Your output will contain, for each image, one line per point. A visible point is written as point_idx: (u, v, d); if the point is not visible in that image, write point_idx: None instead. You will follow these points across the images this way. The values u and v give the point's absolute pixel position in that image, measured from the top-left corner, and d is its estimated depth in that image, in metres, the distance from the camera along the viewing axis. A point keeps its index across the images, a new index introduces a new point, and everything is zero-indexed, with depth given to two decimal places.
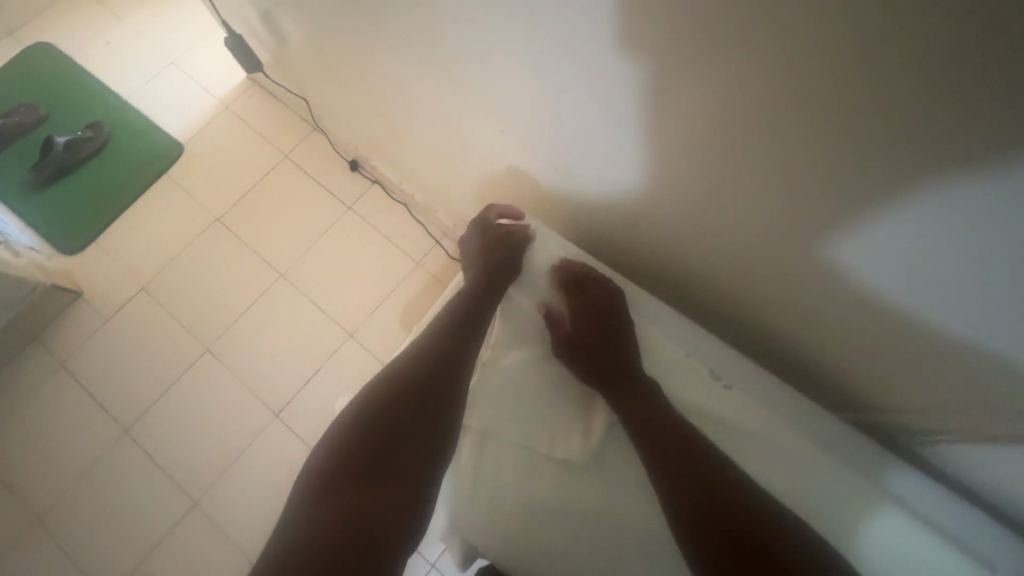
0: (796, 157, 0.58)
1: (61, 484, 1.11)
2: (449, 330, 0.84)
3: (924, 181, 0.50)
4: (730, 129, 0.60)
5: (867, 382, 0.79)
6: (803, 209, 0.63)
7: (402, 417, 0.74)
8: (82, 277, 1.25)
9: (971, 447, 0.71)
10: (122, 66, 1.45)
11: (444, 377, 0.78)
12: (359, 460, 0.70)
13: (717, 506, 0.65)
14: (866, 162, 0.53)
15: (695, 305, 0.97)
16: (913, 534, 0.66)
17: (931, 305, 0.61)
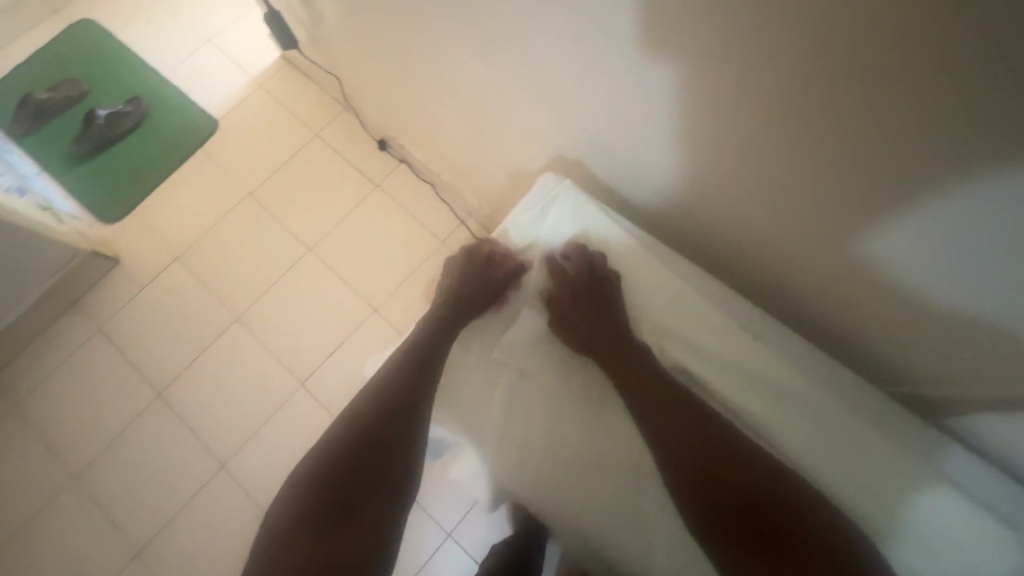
0: (825, 127, 0.49)
1: (101, 439, 1.20)
2: (400, 360, 0.68)
3: (965, 138, 0.41)
4: (752, 96, 0.51)
5: (905, 360, 0.64)
6: (835, 177, 0.52)
7: (354, 465, 0.60)
8: (120, 243, 1.33)
9: (998, 419, 0.59)
10: (162, 45, 1.51)
11: (400, 416, 0.63)
12: (326, 511, 0.58)
13: (722, 471, 0.55)
14: (901, 131, 0.44)
15: (701, 254, 0.78)
16: (927, 496, 0.56)
17: (938, 278, 0.53)
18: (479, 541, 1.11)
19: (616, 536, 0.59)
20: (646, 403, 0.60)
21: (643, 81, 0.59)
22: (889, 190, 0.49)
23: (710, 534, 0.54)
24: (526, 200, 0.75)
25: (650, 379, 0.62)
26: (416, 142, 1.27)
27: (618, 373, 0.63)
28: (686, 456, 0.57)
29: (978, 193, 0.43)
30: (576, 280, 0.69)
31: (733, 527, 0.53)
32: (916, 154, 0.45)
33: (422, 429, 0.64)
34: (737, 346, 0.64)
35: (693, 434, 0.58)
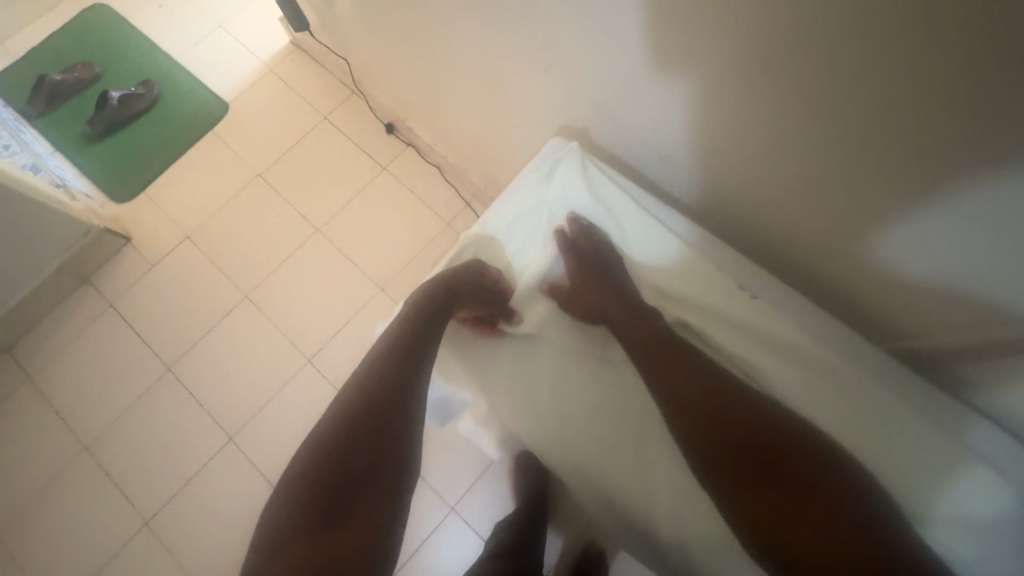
0: (808, 96, 0.51)
1: (111, 412, 1.22)
2: (385, 362, 0.67)
3: (939, 102, 0.43)
4: (739, 67, 0.53)
5: (904, 322, 0.65)
6: (820, 146, 0.55)
7: (345, 470, 0.61)
8: (132, 223, 1.36)
9: (991, 378, 0.61)
10: (174, 30, 1.53)
11: (388, 417, 0.64)
12: (321, 517, 0.59)
13: (730, 436, 0.58)
14: (878, 99, 0.47)
15: (715, 221, 0.76)
16: (914, 450, 0.59)
17: (935, 254, 0.54)
18: (481, 516, 1.13)
19: (617, 478, 0.63)
20: (656, 369, 0.63)
21: (639, 53, 0.61)
22: (873, 157, 0.52)
23: (729, 498, 0.57)
24: (535, 163, 0.78)
25: (663, 352, 0.64)
26: (424, 125, 1.29)
27: (630, 343, 0.66)
28: (705, 426, 0.59)
29: (966, 163, 0.46)
30: (581, 252, 0.71)
31: (747, 491, 0.56)
32: (906, 126, 0.47)
33: (410, 429, 0.65)
34: (736, 304, 0.67)
35: (711, 407, 0.60)
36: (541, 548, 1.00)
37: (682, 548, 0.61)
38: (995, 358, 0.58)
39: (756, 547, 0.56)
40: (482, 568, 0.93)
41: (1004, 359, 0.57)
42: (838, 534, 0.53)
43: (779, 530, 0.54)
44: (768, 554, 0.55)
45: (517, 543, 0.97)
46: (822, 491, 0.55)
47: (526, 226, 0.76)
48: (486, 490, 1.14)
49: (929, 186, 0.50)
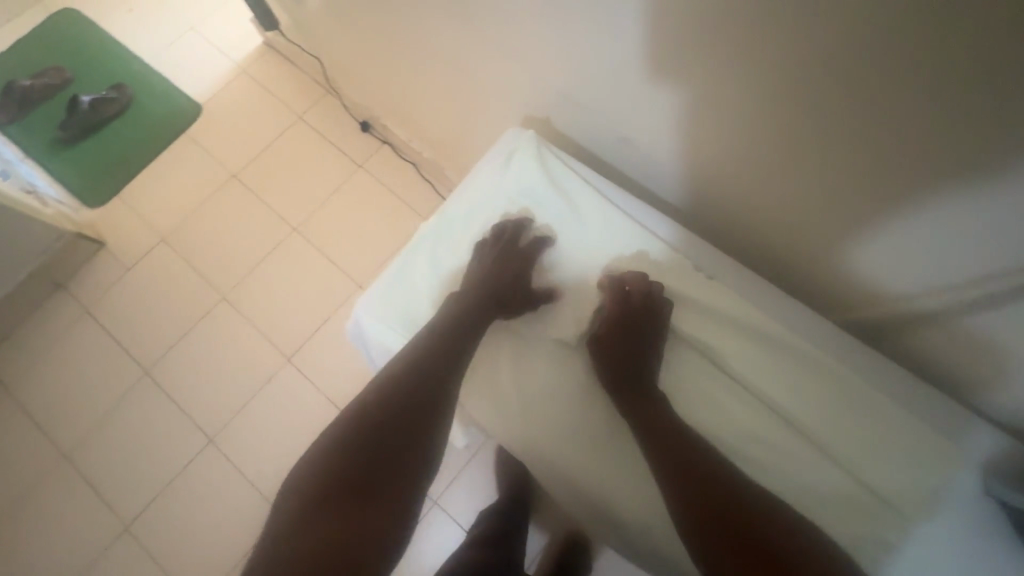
0: (746, 76, 0.52)
1: (89, 418, 1.21)
2: (432, 339, 0.64)
3: (866, 74, 0.44)
4: (680, 49, 0.54)
5: (859, 295, 0.65)
6: (762, 125, 0.55)
7: (377, 447, 0.56)
8: (106, 226, 1.35)
9: (945, 345, 0.61)
10: (145, 33, 1.52)
11: (427, 399, 0.60)
12: (344, 495, 0.53)
13: (703, 482, 0.56)
14: (809, 75, 0.48)
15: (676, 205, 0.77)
16: (871, 424, 0.59)
17: (924, 252, 0.54)
18: (464, 508, 1.13)
19: (577, 462, 0.63)
20: (639, 413, 0.61)
21: (590, 37, 0.62)
22: (812, 132, 0.52)
23: (704, 548, 0.54)
24: (492, 152, 0.76)
25: (656, 411, 0.61)
26: (399, 122, 1.29)
27: (630, 407, 0.61)
28: (666, 459, 0.58)
29: (897, 132, 0.46)
30: (626, 310, 0.64)
31: (720, 544, 0.53)
32: (841, 99, 0.47)
33: (445, 416, 0.61)
34: (692, 285, 0.67)
35: (673, 438, 0.59)
36: (521, 536, 1.00)
37: (643, 529, 0.61)
38: (947, 323, 0.58)
39: None
40: (463, 555, 0.93)
41: (961, 325, 0.57)
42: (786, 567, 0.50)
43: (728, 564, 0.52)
44: None
45: (499, 533, 0.98)
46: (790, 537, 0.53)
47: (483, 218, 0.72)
48: (469, 482, 1.15)
49: (871, 154, 0.50)
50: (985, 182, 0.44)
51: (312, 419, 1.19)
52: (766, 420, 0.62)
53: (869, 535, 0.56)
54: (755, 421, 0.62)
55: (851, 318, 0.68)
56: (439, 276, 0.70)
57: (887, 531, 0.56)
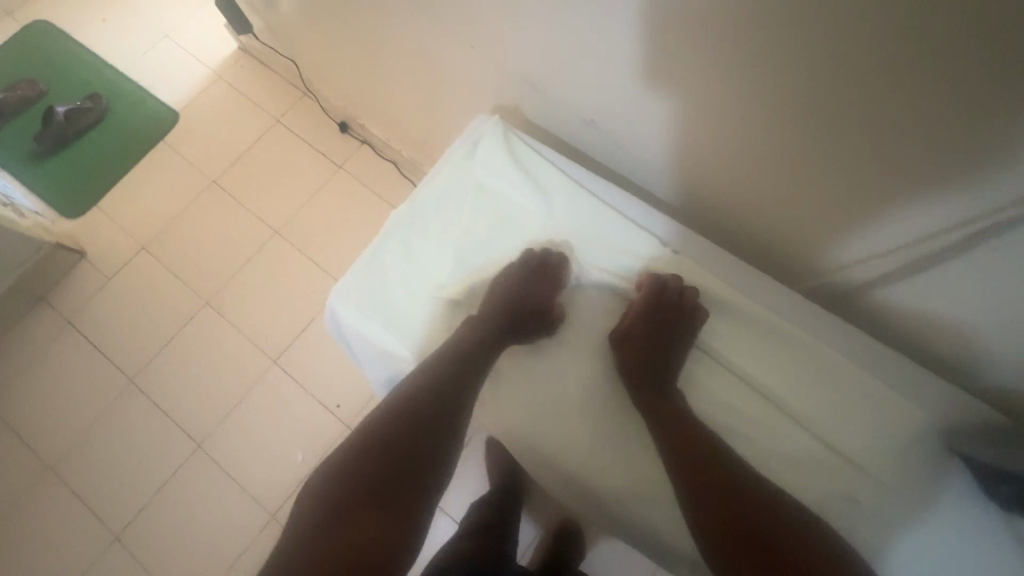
0: (697, 51, 0.52)
1: (74, 429, 1.21)
2: (451, 350, 0.64)
3: (810, 42, 0.45)
4: (634, 26, 0.55)
5: (825, 259, 0.65)
6: (718, 100, 0.56)
7: (395, 460, 0.57)
8: (85, 237, 1.34)
9: (911, 303, 0.60)
10: (119, 42, 1.52)
11: (444, 413, 0.60)
12: (362, 506, 0.54)
13: (711, 465, 0.56)
14: (755, 47, 0.48)
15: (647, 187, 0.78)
16: (841, 392, 0.60)
17: (889, 208, 0.53)
18: (456, 500, 1.14)
19: (554, 444, 0.63)
20: (654, 402, 0.61)
21: (549, 19, 0.62)
22: (765, 105, 0.53)
23: (709, 526, 0.54)
24: (458, 141, 0.75)
25: (673, 406, 0.60)
26: (376, 121, 1.29)
27: (646, 399, 0.61)
28: (675, 442, 0.58)
29: (846, 97, 0.47)
30: (659, 313, 0.64)
31: (727, 524, 0.53)
32: (789, 68, 0.48)
33: (461, 431, 0.61)
34: (661, 263, 0.67)
35: (680, 423, 0.59)
36: (513, 525, 1.01)
37: (620, 508, 0.61)
38: (909, 279, 0.58)
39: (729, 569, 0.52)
40: (455, 543, 0.93)
41: (924, 278, 0.57)
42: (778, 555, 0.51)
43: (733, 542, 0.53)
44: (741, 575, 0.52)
45: (491, 522, 0.98)
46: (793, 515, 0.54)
47: (452, 204, 0.72)
48: (461, 475, 1.15)
49: (822, 121, 0.51)
50: (932, 139, 0.45)
51: (300, 420, 1.19)
52: (736, 392, 0.63)
53: (837, 494, 0.57)
54: (725, 394, 0.62)
55: (817, 283, 0.69)
56: (417, 266, 0.70)
57: (854, 490, 0.57)
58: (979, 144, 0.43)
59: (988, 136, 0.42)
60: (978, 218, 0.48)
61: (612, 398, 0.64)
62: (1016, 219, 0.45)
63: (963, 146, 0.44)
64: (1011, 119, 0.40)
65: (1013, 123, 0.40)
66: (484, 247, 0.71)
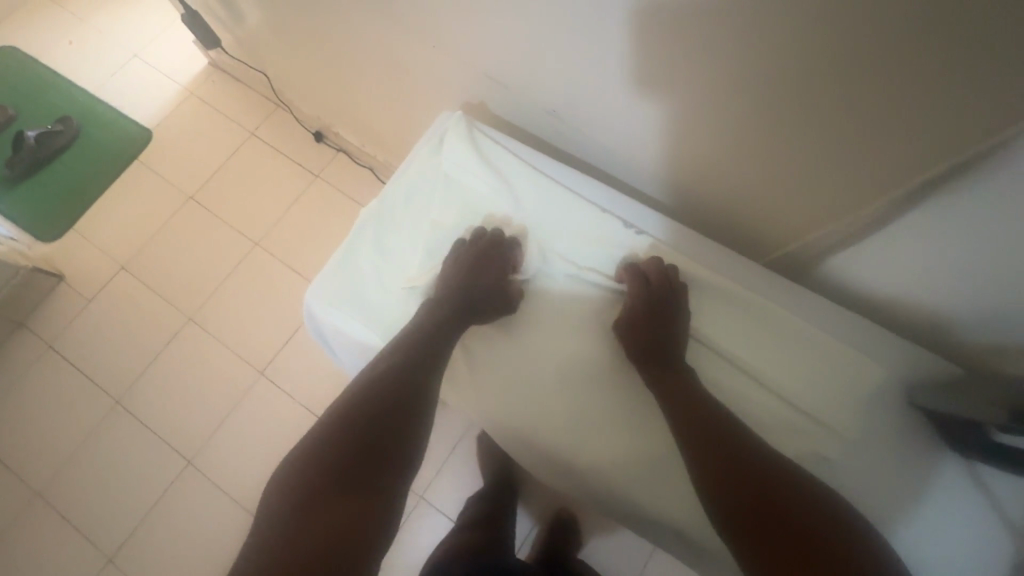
0: (648, 36, 0.54)
1: (61, 454, 1.19)
2: (413, 340, 0.65)
3: (750, 21, 0.47)
4: (587, 16, 0.56)
5: (785, 229, 0.68)
6: (672, 84, 0.58)
7: (364, 445, 0.57)
8: (63, 260, 1.33)
9: (868, 265, 0.63)
10: (88, 64, 1.52)
11: (408, 399, 0.61)
12: (334, 493, 0.54)
13: (716, 438, 0.58)
14: (700, 29, 0.50)
15: (614, 174, 0.80)
16: (809, 358, 0.62)
17: (841, 173, 0.56)
18: (450, 498, 1.14)
19: (536, 426, 0.64)
20: (658, 379, 0.62)
21: (506, 13, 0.64)
22: (716, 84, 0.55)
23: (717, 497, 0.56)
24: (424, 138, 0.77)
25: (680, 382, 0.62)
26: (350, 128, 1.30)
27: (654, 377, 0.62)
28: (684, 417, 0.59)
29: (789, 71, 0.49)
30: (654, 297, 0.65)
31: (734, 493, 0.55)
32: (733, 48, 0.50)
33: (427, 417, 0.62)
34: (630, 245, 0.69)
35: (688, 398, 0.60)
36: (509, 519, 1.02)
37: (604, 484, 0.63)
38: (864, 240, 0.60)
39: (735, 536, 0.54)
40: (451, 539, 0.94)
41: (880, 238, 0.59)
42: (785, 519, 0.52)
43: (738, 509, 0.54)
44: (747, 540, 0.53)
45: (486, 516, 0.99)
46: (796, 481, 0.55)
47: (421, 199, 0.74)
48: (453, 474, 1.16)
49: (765, 94, 0.53)
50: (866, 102, 0.48)
51: (290, 429, 1.19)
52: (708, 365, 0.65)
53: (807, 452, 0.59)
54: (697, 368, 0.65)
55: (781, 254, 0.71)
56: (388, 261, 0.71)
57: (825, 448, 0.59)
58: (908, 104, 0.46)
59: (919, 97, 0.45)
60: (917, 174, 0.51)
61: (588, 377, 0.65)
62: (948, 173, 0.48)
63: (894, 107, 0.47)
64: (938, 79, 0.43)
65: (935, 82, 0.43)
66: (451, 238, 0.72)
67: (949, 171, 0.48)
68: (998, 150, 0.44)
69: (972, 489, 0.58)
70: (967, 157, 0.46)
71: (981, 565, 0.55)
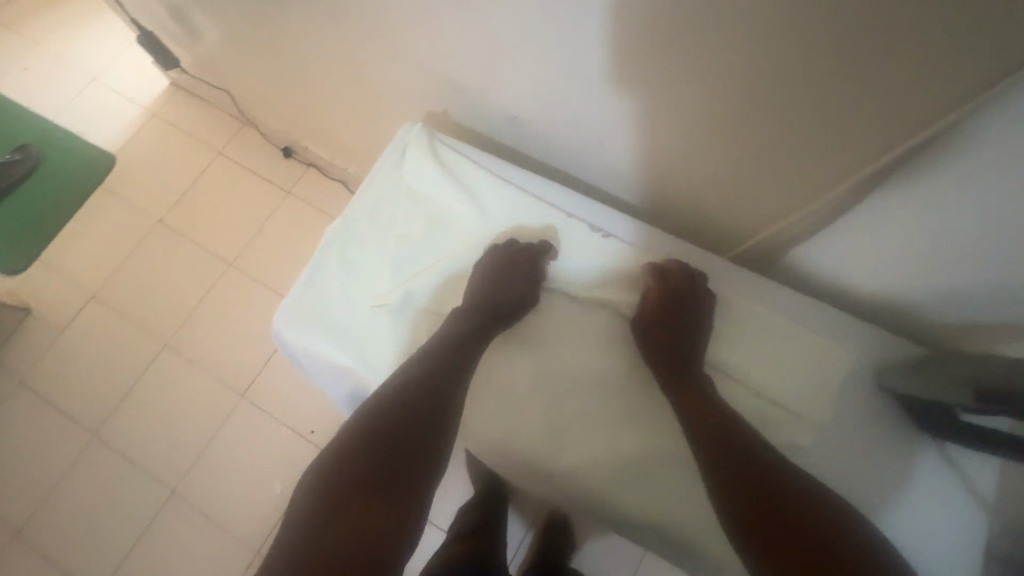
0: (605, 37, 0.54)
1: (40, 491, 1.16)
2: (442, 344, 0.64)
3: (702, 19, 0.47)
4: (545, 20, 0.56)
5: (750, 223, 0.68)
6: (631, 84, 0.58)
7: (389, 453, 0.56)
8: (30, 293, 1.30)
9: (831, 255, 0.64)
10: (45, 90, 1.48)
11: (433, 406, 0.60)
12: (356, 499, 0.54)
13: (723, 433, 0.58)
14: (657, 28, 0.50)
15: (581, 177, 0.80)
16: (781, 349, 0.63)
17: (802, 163, 0.56)
18: (445, 512, 1.16)
19: (516, 436, 0.64)
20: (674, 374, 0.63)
21: (464, 20, 0.63)
22: (673, 83, 0.55)
23: (722, 492, 0.55)
24: (386, 152, 0.76)
25: (694, 379, 0.63)
26: (319, 142, 1.29)
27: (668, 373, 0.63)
28: (690, 412, 0.60)
29: (744, 65, 0.50)
30: (677, 295, 0.65)
31: (738, 486, 0.55)
32: (685, 48, 0.51)
33: (453, 428, 0.61)
34: (596, 247, 0.69)
35: (693, 395, 0.61)
36: (500, 527, 1.01)
37: (590, 491, 0.62)
38: (826, 227, 0.61)
39: (740, 531, 0.53)
40: (443, 551, 0.92)
41: (846, 224, 0.59)
42: (787, 514, 0.52)
43: (744, 503, 0.54)
44: (752, 535, 0.52)
45: (476, 525, 0.98)
46: (799, 477, 0.55)
47: (386, 213, 0.73)
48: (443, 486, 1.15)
49: (718, 88, 0.53)
50: (819, 92, 0.48)
51: (275, 451, 1.17)
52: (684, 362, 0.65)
53: (784, 442, 0.60)
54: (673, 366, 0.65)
55: (745, 248, 0.72)
56: (357, 279, 0.71)
57: (801, 438, 0.60)
58: (859, 90, 0.46)
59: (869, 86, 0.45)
60: (873, 159, 0.52)
61: (565, 379, 0.65)
62: (901, 158, 0.49)
63: (845, 94, 0.47)
64: (885, 66, 0.43)
65: (883, 67, 0.44)
66: (420, 251, 0.71)
67: (902, 155, 0.49)
68: (945, 131, 0.45)
69: (945, 467, 0.59)
70: (917, 141, 0.47)
71: (957, 539, 0.57)
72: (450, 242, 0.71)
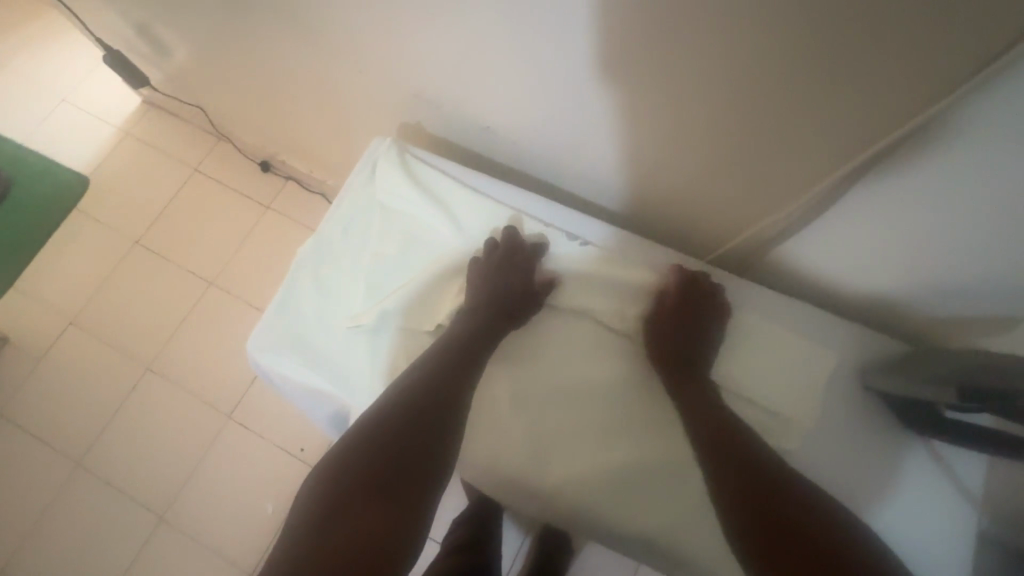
0: (574, 45, 0.53)
1: (25, 524, 1.14)
2: (444, 347, 0.64)
3: (670, 24, 0.47)
4: (513, 29, 0.55)
5: (728, 226, 0.68)
6: (603, 90, 0.57)
7: (394, 456, 0.56)
8: (7, 321, 1.27)
9: (810, 255, 0.64)
10: (14, 112, 1.45)
11: (439, 410, 0.59)
12: (361, 500, 0.53)
13: (724, 438, 0.58)
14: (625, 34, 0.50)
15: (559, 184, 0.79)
16: (766, 352, 0.62)
17: (779, 164, 0.56)
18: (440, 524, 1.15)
19: (503, 452, 0.63)
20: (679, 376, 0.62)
21: (432, 30, 0.62)
22: (646, 88, 0.55)
23: (723, 500, 0.55)
24: (357, 166, 0.75)
25: (696, 382, 0.62)
26: (296, 155, 1.27)
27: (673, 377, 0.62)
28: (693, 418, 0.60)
29: (715, 69, 0.49)
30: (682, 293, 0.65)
31: (738, 495, 0.54)
32: (656, 52, 0.50)
33: (457, 431, 0.60)
34: (575, 256, 0.68)
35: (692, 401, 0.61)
36: (494, 538, 1.00)
37: (580, 505, 0.61)
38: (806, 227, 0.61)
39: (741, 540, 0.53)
40: (438, 564, 0.91)
41: (827, 224, 0.59)
42: (787, 523, 0.52)
43: (746, 510, 0.54)
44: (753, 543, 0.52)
45: (471, 537, 0.97)
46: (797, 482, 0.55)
47: (358, 231, 0.72)
48: None
49: (691, 92, 0.53)
50: (790, 94, 0.48)
51: (265, 471, 1.15)
52: None
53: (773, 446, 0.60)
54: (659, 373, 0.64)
55: (726, 250, 0.71)
56: (331, 300, 0.69)
57: (790, 442, 0.59)
58: (829, 91, 0.46)
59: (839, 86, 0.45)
60: (848, 158, 0.51)
61: (551, 392, 0.64)
62: (876, 157, 0.49)
63: (817, 95, 0.47)
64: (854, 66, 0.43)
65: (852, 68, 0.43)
66: (394, 269, 0.69)
67: (876, 155, 0.49)
68: (918, 130, 0.45)
69: (934, 465, 0.59)
70: (891, 141, 0.47)
71: (949, 537, 0.57)
72: (425, 258, 0.70)
